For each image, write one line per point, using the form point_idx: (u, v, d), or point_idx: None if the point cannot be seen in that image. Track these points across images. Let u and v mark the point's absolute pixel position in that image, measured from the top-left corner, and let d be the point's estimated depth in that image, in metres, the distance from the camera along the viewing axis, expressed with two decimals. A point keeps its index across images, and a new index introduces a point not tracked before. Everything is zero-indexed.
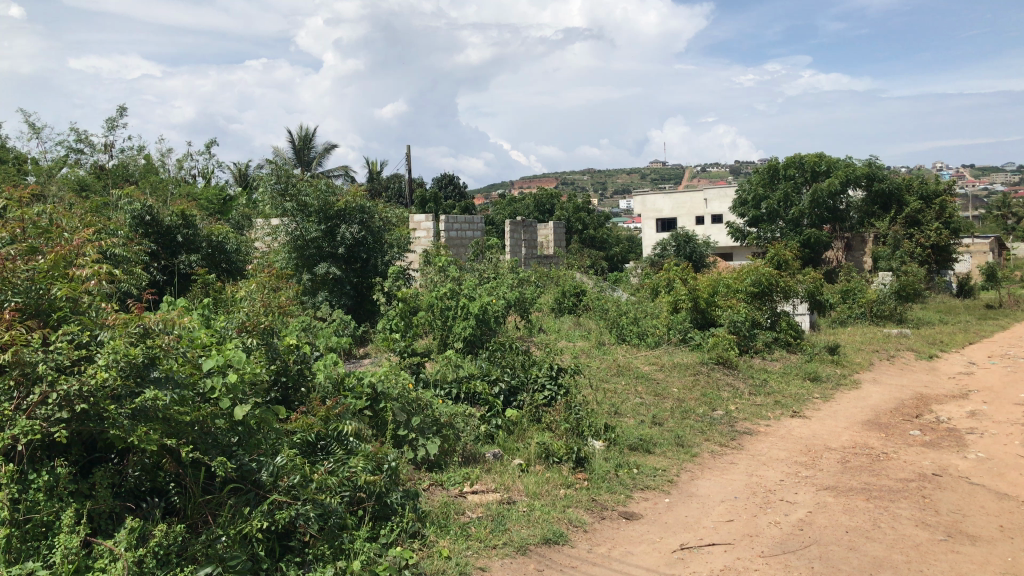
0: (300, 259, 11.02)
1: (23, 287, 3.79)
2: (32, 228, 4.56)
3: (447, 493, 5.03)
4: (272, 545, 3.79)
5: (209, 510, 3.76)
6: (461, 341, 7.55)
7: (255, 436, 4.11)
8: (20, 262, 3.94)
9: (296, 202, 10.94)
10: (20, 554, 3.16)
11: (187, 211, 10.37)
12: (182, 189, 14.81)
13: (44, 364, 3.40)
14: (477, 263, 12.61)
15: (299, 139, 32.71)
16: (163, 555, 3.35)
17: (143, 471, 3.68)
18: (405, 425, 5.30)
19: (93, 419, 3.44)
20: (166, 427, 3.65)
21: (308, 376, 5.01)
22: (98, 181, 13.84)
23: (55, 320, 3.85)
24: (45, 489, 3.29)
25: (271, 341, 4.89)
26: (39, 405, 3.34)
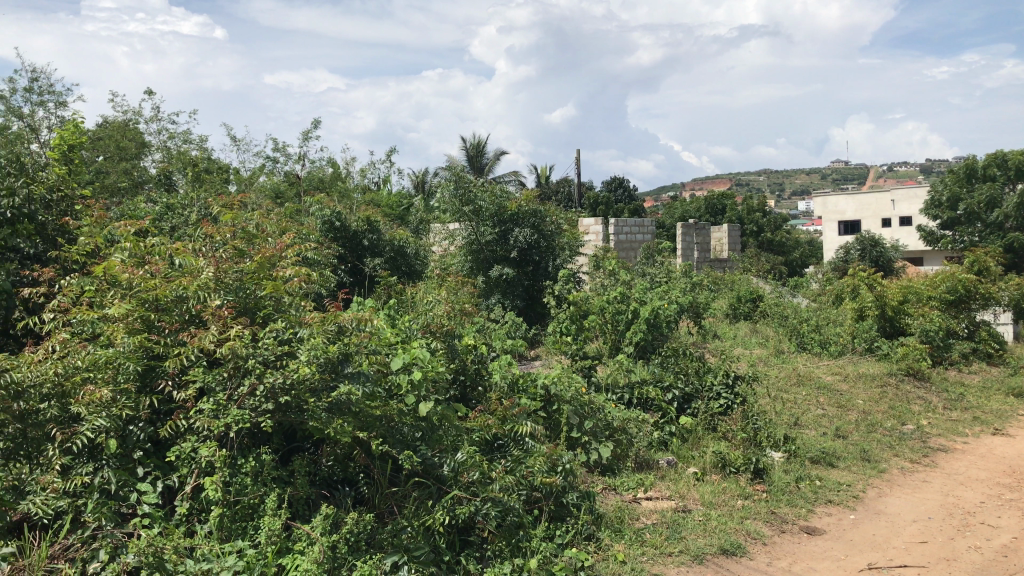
0: (475, 263, 11.36)
1: (234, 287, 4.14)
2: (241, 234, 4.98)
3: (622, 498, 5.03)
4: (453, 539, 3.95)
5: (395, 501, 3.95)
6: (633, 346, 7.54)
7: (437, 432, 4.25)
8: (233, 264, 4.32)
9: (472, 207, 11.31)
10: (231, 532, 3.45)
11: (371, 218, 10.91)
12: (366, 195, 15.62)
13: (254, 359, 3.70)
14: (649, 267, 12.50)
15: (472, 146, 33.70)
16: (354, 542, 3.53)
17: (335, 462, 3.96)
18: (578, 428, 5.29)
19: (294, 410, 3.72)
20: (358, 420, 3.87)
21: (485, 376, 5.17)
22: (290, 188, 14.82)
23: (261, 317, 4.19)
24: (252, 473, 3.56)
25: (452, 341, 5.07)
26: (248, 396, 3.64)
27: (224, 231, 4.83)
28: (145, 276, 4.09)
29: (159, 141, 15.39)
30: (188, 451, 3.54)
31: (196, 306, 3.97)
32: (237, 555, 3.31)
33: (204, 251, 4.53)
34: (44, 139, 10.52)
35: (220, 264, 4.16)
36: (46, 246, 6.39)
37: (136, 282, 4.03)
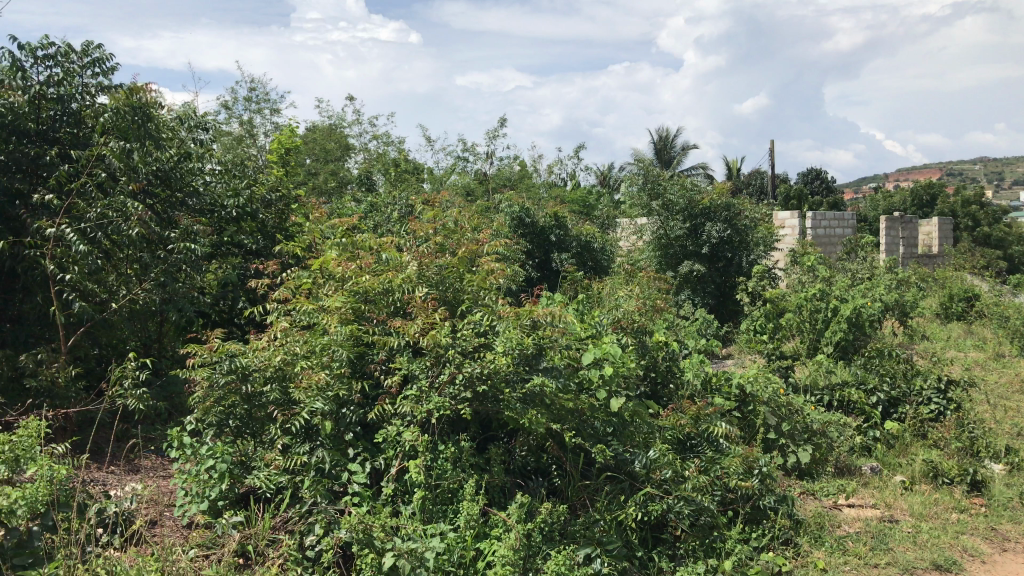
0: (664, 258, 11.27)
1: (435, 281, 4.31)
2: (442, 230, 5.18)
3: (821, 504, 4.83)
4: (645, 535, 3.96)
5: (587, 494, 4.00)
6: (832, 346, 7.19)
7: (629, 428, 4.25)
8: (435, 259, 4.50)
9: (662, 201, 11.19)
10: (432, 514, 3.62)
11: (559, 213, 11.03)
12: (554, 191, 15.80)
13: (454, 348, 3.85)
14: (850, 263, 11.88)
15: (660, 140, 33.34)
16: (548, 531, 3.61)
17: (529, 452, 4.09)
18: (775, 429, 5.18)
19: (490, 400, 3.86)
20: (550, 413, 3.93)
21: (677, 373, 5.08)
22: (481, 186, 15.26)
23: (460, 310, 4.32)
24: (451, 459, 3.72)
25: (643, 338, 5.04)
26: (448, 384, 3.80)
27: (425, 228, 5.07)
28: (357, 270, 4.38)
29: (361, 143, 16.30)
30: (393, 435, 3.75)
31: (401, 299, 4.20)
32: (438, 537, 3.47)
33: (407, 247, 4.77)
34: (261, 144, 11.41)
35: (423, 259, 4.36)
36: (267, 242, 6.97)
37: (349, 276, 4.33)
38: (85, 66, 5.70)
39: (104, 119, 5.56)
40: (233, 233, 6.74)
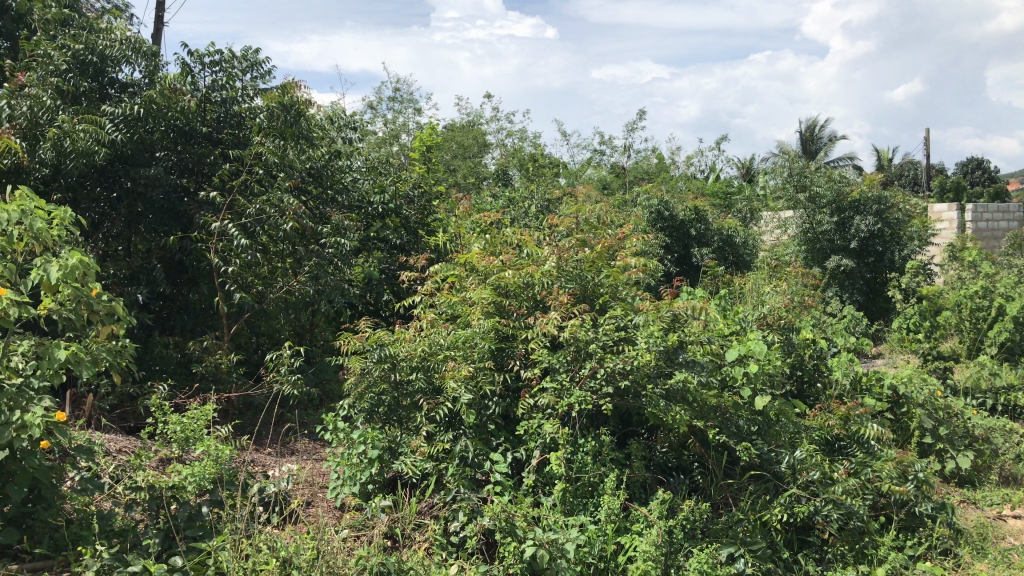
0: (811, 252, 10.96)
1: (575, 275, 4.32)
2: (582, 224, 5.19)
3: (984, 514, 4.56)
4: (790, 537, 3.87)
5: (730, 493, 3.93)
6: (997, 347, 6.75)
7: (774, 428, 4.12)
8: (575, 253, 4.52)
9: (809, 194, 10.80)
10: (574, 506, 3.65)
11: (699, 207, 10.83)
12: (693, 183, 15.51)
13: (596, 343, 3.86)
14: (1016, 258, 11.10)
15: (806, 130, 32.16)
16: (690, 529, 3.57)
17: (670, 449, 4.06)
18: (931, 433, 4.94)
19: (632, 395, 3.88)
20: (693, 410, 3.89)
21: (824, 372, 4.91)
22: (618, 180, 15.17)
23: (599, 305, 4.33)
24: (592, 453, 3.74)
25: (789, 335, 4.88)
26: (589, 378, 3.81)
27: (565, 222, 5.10)
28: (499, 265, 4.45)
29: (498, 139, 16.52)
30: (534, 427, 3.80)
31: (541, 292, 4.26)
32: (579, 528, 3.50)
33: (548, 241, 4.81)
34: (404, 142, 11.75)
35: (563, 253, 4.39)
36: (410, 237, 7.20)
37: (491, 270, 4.40)
38: (245, 71, 6.04)
39: (265, 121, 5.87)
40: (379, 228, 7.01)
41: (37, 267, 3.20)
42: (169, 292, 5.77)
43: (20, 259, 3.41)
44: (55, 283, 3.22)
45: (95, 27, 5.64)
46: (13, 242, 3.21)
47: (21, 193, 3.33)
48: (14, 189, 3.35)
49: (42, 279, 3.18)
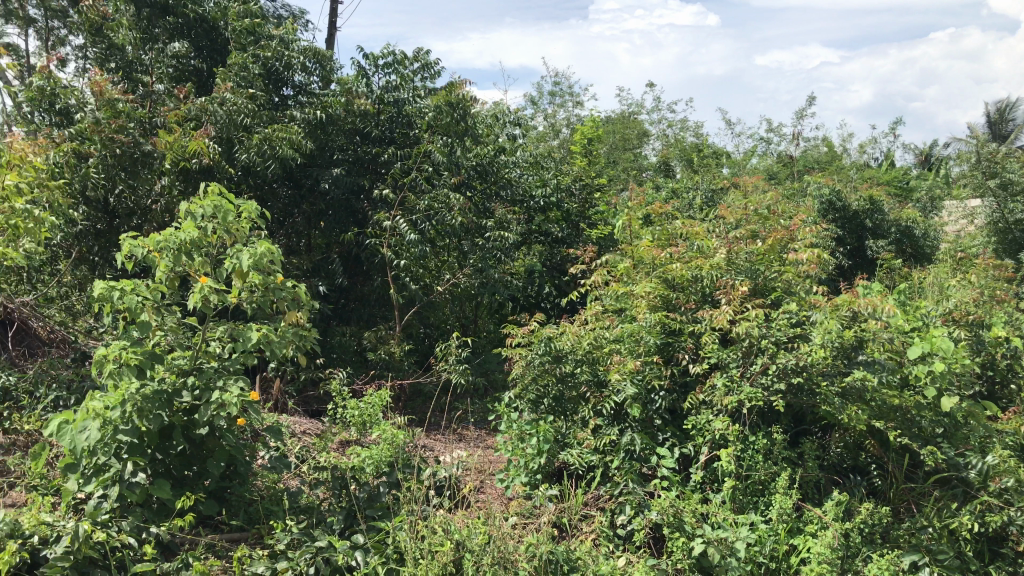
0: (1001, 245, 10.26)
1: (746, 269, 4.22)
2: (753, 215, 5.05)
3: None
4: (982, 548, 3.67)
5: (913, 499, 3.75)
6: None
7: (963, 430, 3.87)
8: (744, 245, 4.41)
9: (999, 181, 9.98)
10: (743, 505, 3.58)
11: (875, 196, 10.26)
12: (868, 171, 14.70)
13: (767, 339, 3.76)
14: None
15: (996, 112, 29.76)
16: (868, 533, 3.42)
17: (845, 449, 3.90)
18: None
19: (806, 393, 3.78)
20: (871, 410, 3.74)
21: (1019, 373, 4.59)
22: (785, 169, 14.61)
23: (771, 299, 4.22)
24: (763, 451, 3.63)
25: (979, 332, 4.55)
26: (761, 374, 3.72)
27: (734, 213, 4.97)
28: (667, 258, 4.41)
29: (659, 129, 16.29)
30: (703, 423, 3.74)
31: (709, 287, 4.19)
32: (750, 527, 3.41)
33: (717, 233, 4.71)
34: (564, 135, 11.79)
35: (732, 247, 4.32)
36: (573, 230, 7.25)
37: (659, 263, 4.37)
38: (417, 72, 6.27)
39: (434, 119, 6.06)
40: (542, 222, 7.10)
41: (229, 256, 3.41)
42: (346, 284, 6.08)
43: (215, 253, 3.68)
44: (245, 271, 3.43)
45: (280, 38, 6.02)
46: (210, 237, 3.47)
47: (212, 188, 3.56)
48: (207, 183, 3.58)
49: (234, 267, 3.39)
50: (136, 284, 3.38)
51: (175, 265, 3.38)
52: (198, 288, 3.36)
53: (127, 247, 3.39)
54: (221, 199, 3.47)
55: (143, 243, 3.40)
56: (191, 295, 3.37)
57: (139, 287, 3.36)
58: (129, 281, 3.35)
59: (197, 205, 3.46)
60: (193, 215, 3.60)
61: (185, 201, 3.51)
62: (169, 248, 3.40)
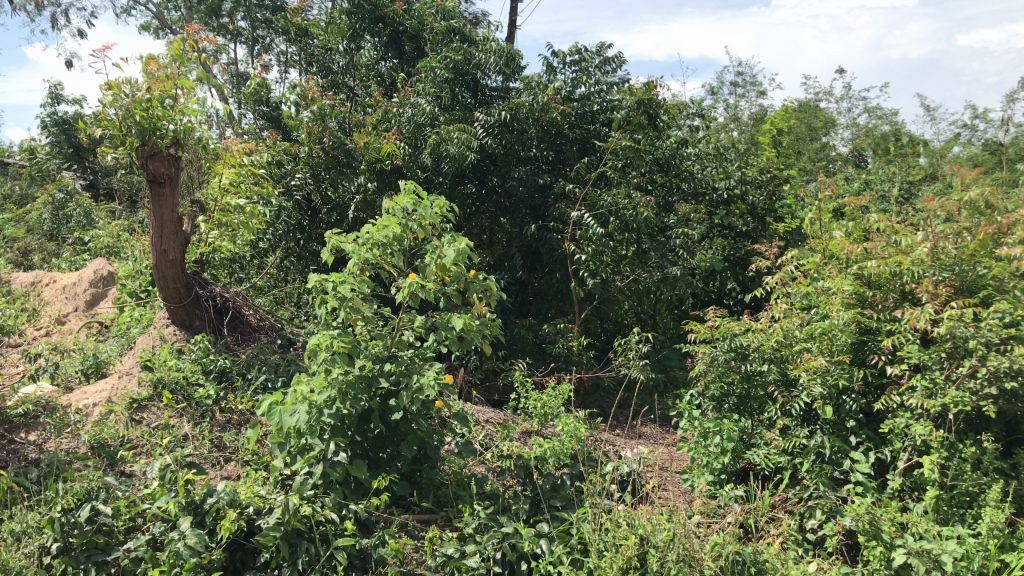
0: None
1: (953, 265, 3.90)
2: (961, 206, 4.71)
3: None
4: None
5: None
6: None
7: None
8: (951, 238, 4.11)
9: None
10: (948, 515, 3.36)
11: None
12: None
13: (977, 339, 3.46)
14: None
15: None
16: None
17: None
18: None
19: (1019, 398, 3.53)
20: None
21: None
22: (993, 157, 13.48)
23: (979, 296, 3.91)
24: (970, 459, 3.42)
25: None
26: (968, 378, 3.47)
27: (939, 205, 4.66)
28: (863, 253, 4.21)
29: (850, 118, 15.49)
30: (902, 427, 3.55)
31: (911, 283, 3.94)
32: (956, 541, 3.19)
33: (919, 225, 4.43)
34: (747, 127, 11.47)
35: (939, 240, 3.99)
36: (758, 224, 7.03)
37: (855, 259, 4.19)
38: (601, 67, 6.27)
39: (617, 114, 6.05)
40: (724, 216, 6.94)
41: (428, 252, 3.59)
42: (527, 278, 6.21)
43: (411, 247, 3.87)
44: (441, 265, 3.55)
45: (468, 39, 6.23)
46: (408, 232, 3.65)
47: (412, 185, 3.75)
48: (406, 181, 3.77)
49: (432, 262, 3.54)
50: (343, 275, 3.63)
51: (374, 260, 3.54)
52: (406, 284, 3.51)
53: (331, 243, 3.59)
54: (419, 195, 3.64)
55: (346, 239, 3.63)
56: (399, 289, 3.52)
57: (345, 279, 3.61)
58: (338, 273, 3.60)
59: (397, 202, 3.66)
60: (392, 212, 3.80)
61: (387, 198, 3.71)
62: (370, 242, 3.60)
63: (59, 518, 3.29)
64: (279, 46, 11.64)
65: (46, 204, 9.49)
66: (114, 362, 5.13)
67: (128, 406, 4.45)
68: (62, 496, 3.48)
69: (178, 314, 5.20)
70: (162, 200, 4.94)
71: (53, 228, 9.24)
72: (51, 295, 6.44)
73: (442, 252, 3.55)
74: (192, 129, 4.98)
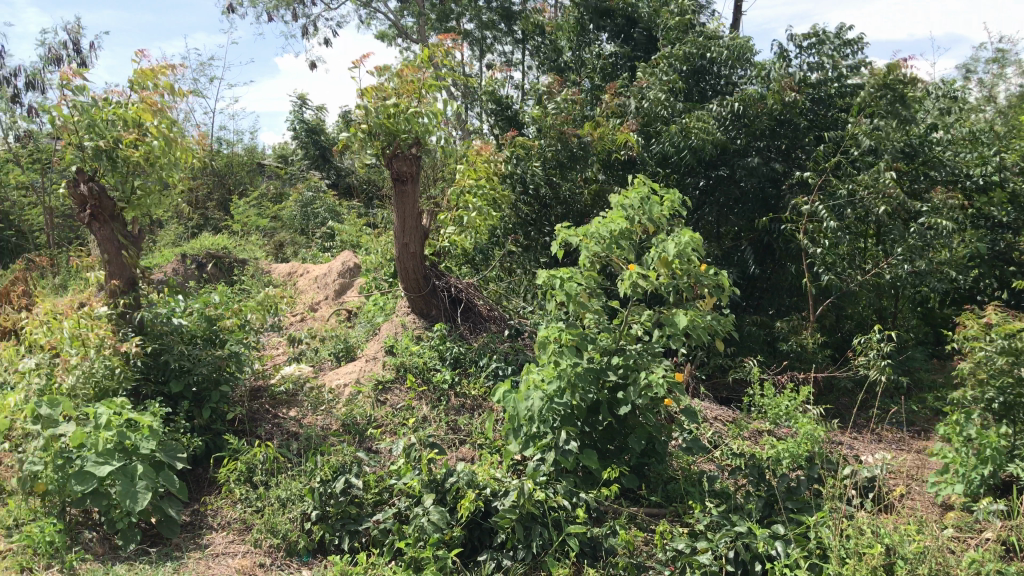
0: None
1: None
2: None
3: None
4: None
5: None
6: None
7: None
8: None
9: None
10: None
11: None
12: None
13: None
14: None
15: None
16: None
17: None
18: None
19: None
20: None
21: None
22: None
23: None
24: None
25: None
26: None
27: None
28: None
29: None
30: None
31: None
32: None
33: None
34: (1005, 107, 10.43)
35: None
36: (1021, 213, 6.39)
37: None
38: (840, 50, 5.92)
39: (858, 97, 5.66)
40: (982, 205, 6.36)
41: (656, 245, 3.58)
42: (757, 272, 6.02)
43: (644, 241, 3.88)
44: (671, 259, 3.53)
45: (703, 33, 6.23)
46: (639, 225, 3.67)
47: (640, 180, 3.76)
48: (636, 176, 3.79)
49: (662, 255, 3.54)
50: (572, 269, 3.72)
51: (605, 252, 3.60)
52: (628, 275, 3.54)
53: (561, 236, 3.71)
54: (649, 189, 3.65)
55: (580, 233, 3.73)
56: (623, 280, 3.58)
57: (576, 273, 3.69)
58: (566, 268, 3.69)
59: (628, 197, 3.69)
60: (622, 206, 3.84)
61: (617, 193, 3.75)
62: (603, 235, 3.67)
63: (320, 487, 3.65)
64: (504, 47, 11.98)
65: (298, 202, 10.38)
66: (361, 347, 5.55)
67: (374, 387, 4.80)
68: (320, 468, 3.82)
69: (417, 303, 5.53)
70: (404, 197, 5.28)
71: (304, 224, 10.11)
72: (305, 284, 7.06)
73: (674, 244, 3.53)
74: (435, 131, 5.29)
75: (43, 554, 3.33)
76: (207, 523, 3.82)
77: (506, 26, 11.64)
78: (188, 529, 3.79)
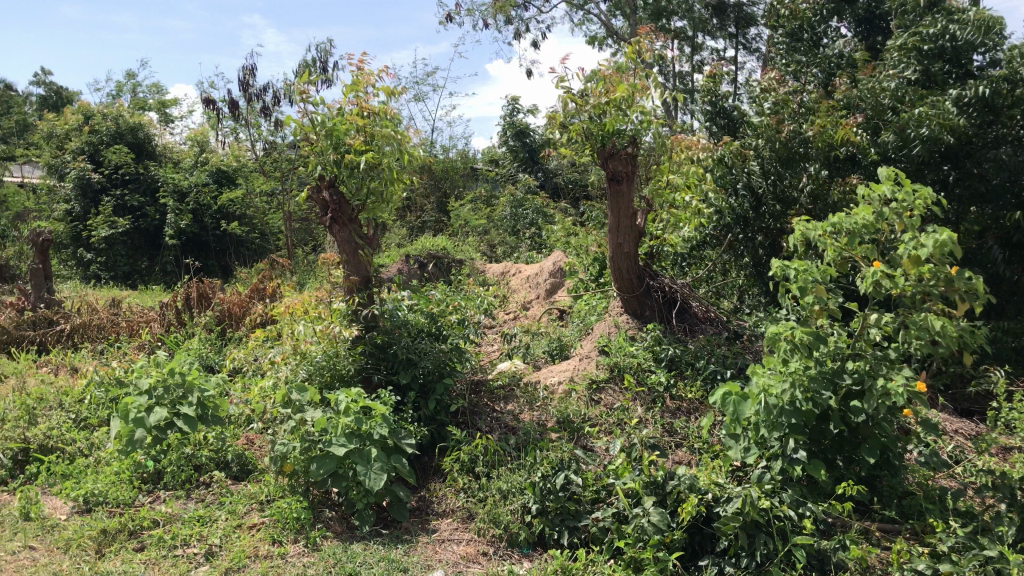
0: None
1: None
2: None
3: None
4: None
5: None
6: None
7: None
8: None
9: None
10: None
11: None
12: None
13: None
14: None
15: None
16: None
17: None
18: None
19: None
20: None
21: None
22: None
23: None
24: None
25: None
26: None
27: None
28: None
29: None
30: None
31: None
32: None
33: None
34: None
35: None
36: None
37: None
38: None
39: None
40: None
41: (906, 242, 3.38)
42: (1005, 273, 5.50)
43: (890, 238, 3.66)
44: (922, 258, 3.30)
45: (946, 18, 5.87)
46: (888, 220, 3.48)
47: (893, 174, 3.56)
48: (888, 170, 3.59)
49: (913, 253, 3.32)
50: (808, 262, 3.59)
51: (848, 247, 3.48)
52: (872, 272, 3.37)
53: (799, 228, 3.66)
54: (906, 181, 3.46)
55: (817, 227, 3.61)
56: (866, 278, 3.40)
57: (812, 266, 3.56)
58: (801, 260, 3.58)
59: (878, 191, 3.50)
60: (871, 199, 3.67)
61: (867, 186, 3.57)
62: (846, 231, 3.53)
63: (540, 482, 3.74)
64: (715, 42, 11.80)
65: (509, 202, 10.68)
66: (575, 345, 5.64)
67: (588, 386, 4.85)
68: (540, 463, 3.92)
69: (630, 303, 5.53)
70: (620, 196, 5.29)
71: (515, 224, 10.40)
72: (519, 283, 7.28)
73: (923, 243, 3.33)
74: (650, 128, 5.26)
75: (291, 529, 3.63)
76: (433, 510, 4.01)
77: (718, 20, 11.64)
78: (416, 514, 3.99)
